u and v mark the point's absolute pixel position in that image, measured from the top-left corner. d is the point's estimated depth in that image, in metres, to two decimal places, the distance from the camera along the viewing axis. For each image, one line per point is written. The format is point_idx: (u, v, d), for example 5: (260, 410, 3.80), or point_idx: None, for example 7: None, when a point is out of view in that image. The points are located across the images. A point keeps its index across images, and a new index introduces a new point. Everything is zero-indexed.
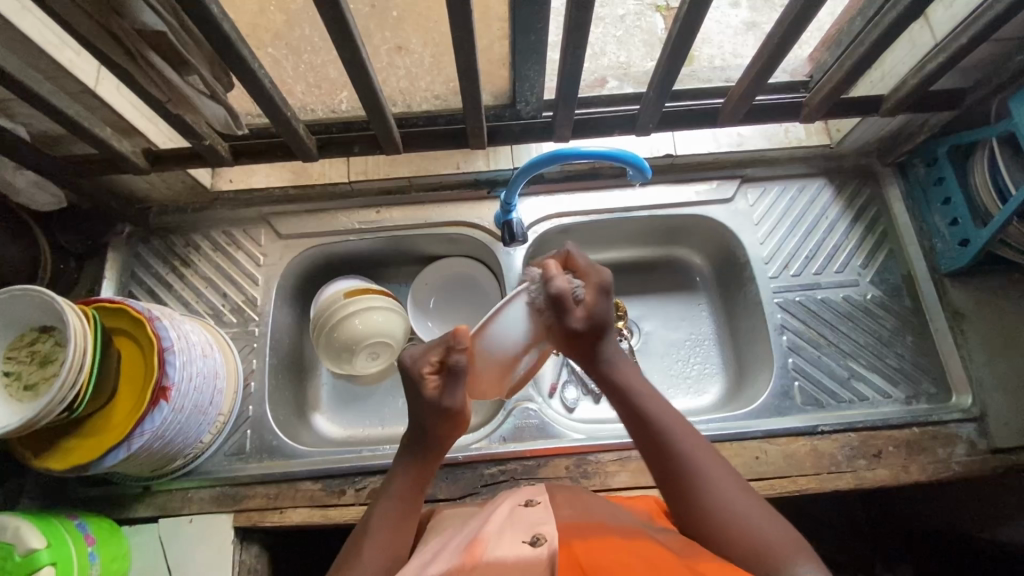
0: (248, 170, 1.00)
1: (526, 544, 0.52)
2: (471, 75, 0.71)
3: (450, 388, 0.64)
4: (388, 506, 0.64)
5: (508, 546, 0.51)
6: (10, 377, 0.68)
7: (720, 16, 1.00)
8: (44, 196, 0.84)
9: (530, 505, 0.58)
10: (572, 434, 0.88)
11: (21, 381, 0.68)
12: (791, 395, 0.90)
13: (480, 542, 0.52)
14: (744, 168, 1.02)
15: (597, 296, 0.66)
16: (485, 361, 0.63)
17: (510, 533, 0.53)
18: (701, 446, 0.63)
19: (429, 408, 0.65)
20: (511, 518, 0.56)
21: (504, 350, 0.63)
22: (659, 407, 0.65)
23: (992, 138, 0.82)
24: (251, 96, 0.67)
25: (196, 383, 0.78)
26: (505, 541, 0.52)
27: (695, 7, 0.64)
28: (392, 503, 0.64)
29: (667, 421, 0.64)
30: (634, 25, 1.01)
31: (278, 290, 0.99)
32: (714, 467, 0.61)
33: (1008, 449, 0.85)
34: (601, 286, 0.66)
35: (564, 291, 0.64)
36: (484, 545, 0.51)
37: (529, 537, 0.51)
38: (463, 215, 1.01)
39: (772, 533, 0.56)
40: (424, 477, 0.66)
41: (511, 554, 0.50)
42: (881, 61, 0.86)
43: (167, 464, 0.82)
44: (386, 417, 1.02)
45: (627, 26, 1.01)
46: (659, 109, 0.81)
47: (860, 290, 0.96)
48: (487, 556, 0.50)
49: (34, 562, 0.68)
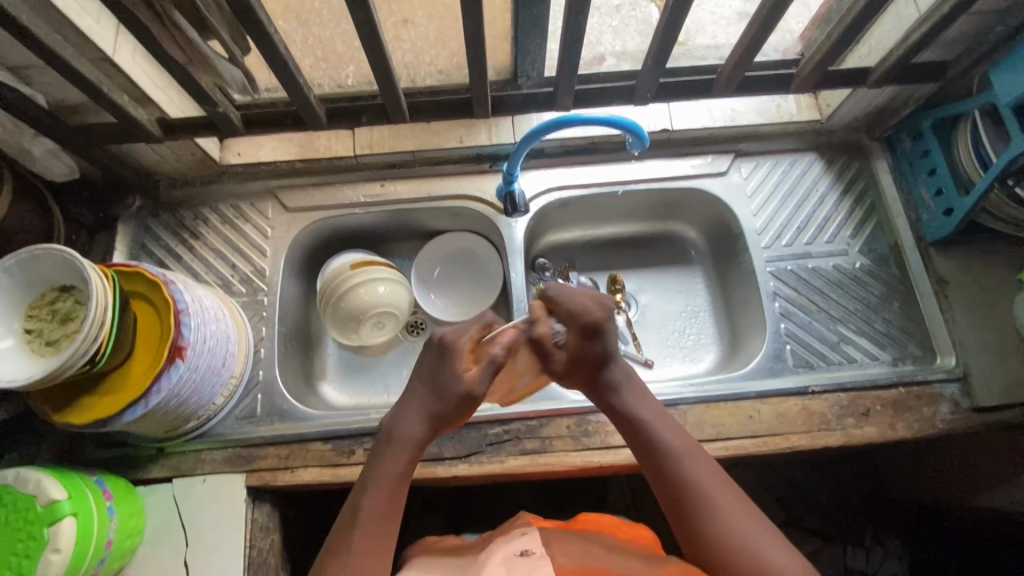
0: (256, 144, 1.02)
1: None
2: (476, 44, 0.74)
3: (483, 376, 0.70)
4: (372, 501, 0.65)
5: None
6: (32, 333, 0.71)
7: (714, 8, 1.05)
8: (59, 166, 0.87)
9: (525, 553, 0.61)
10: (572, 396, 0.91)
11: (43, 337, 0.71)
12: (783, 358, 0.94)
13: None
14: (738, 142, 1.05)
15: (583, 338, 0.71)
16: (538, 342, 0.71)
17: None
18: (710, 474, 0.66)
19: (455, 391, 0.70)
20: (508, 566, 0.59)
21: (540, 346, 0.71)
22: (669, 432, 0.69)
23: (974, 110, 0.86)
24: (265, 60, 0.69)
25: (209, 344, 0.81)
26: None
27: None
28: (378, 496, 0.66)
29: (675, 447, 0.68)
30: (628, 15, 1.05)
31: (286, 261, 1.01)
32: (721, 489, 0.65)
33: (989, 407, 0.89)
34: (586, 325, 0.71)
35: (545, 335, 0.71)
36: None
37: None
38: (466, 189, 1.04)
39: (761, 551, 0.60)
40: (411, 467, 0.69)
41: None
42: (869, 35, 0.89)
43: (181, 426, 0.84)
44: (391, 386, 1.05)
45: (622, 16, 1.05)
46: (656, 80, 0.84)
47: (850, 259, 1.00)
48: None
49: (56, 512, 0.70)
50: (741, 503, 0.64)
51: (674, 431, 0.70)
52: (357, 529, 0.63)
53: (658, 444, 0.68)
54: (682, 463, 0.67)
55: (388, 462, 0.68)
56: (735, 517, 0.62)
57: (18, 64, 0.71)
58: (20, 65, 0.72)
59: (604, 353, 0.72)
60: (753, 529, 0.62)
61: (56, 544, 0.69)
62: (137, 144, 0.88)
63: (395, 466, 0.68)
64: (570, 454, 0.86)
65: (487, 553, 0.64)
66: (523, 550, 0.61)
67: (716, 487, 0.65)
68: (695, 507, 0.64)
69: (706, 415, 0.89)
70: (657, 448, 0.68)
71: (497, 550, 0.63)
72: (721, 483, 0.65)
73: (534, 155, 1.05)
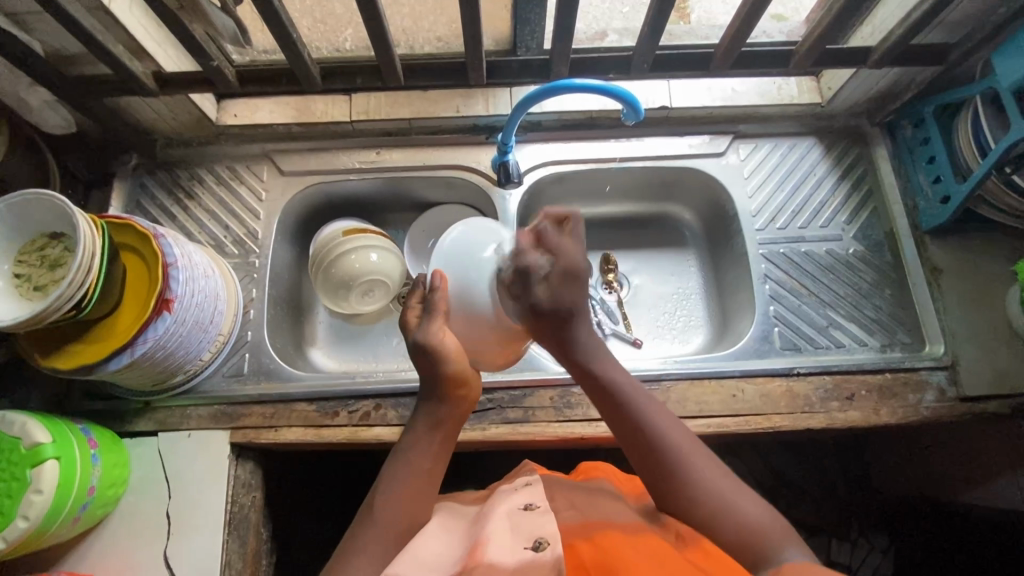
0: (253, 105, 1.01)
1: (528, 549, 0.54)
2: (471, 8, 0.73)
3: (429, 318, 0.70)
4: (401, 480, 0.66)
5: (509, 551, 0.54)
6: (20, 278, 0.72)
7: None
8: (56, 118, 0.87)
9: (530, 506, 0.60)
10: (557, 368, 0.92)
11: (30, 282, 0.71)
12: (771, 339, 0.94)
13: (481, 546, 0.55)
14: (737, 124, 1.05)
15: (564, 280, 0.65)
16: (524, 273, 0.65)
17: (511, 537, 0.56)
18: (687, 441, 0.65)
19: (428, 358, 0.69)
20: (513, 522, 0.58)
21: (524, 278, 0.65)
22: (642, 396, 0.68)
23: (975, 96, 0.85)
24: (258, 13, 0.70)
25: (198, 299, 0.81)
26: (507, 546, 0.55)
27: None
28: (413, 475, 0.66)
29: (648, 412, 0.67)
30: (639, 3, 1.04)
31: (279, 225, 1.02)
32: (691, 447, 0.65)
33: (976, 397, 0.89)
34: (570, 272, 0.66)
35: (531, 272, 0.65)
36: (485, 549, 0.55)
37: (531, 542, 0.54)
38: (461, 160, 1.03)
39: (754, 514, 0.60)
40: (452, 431, 0.71)
41: (513, 558, 0.53)
42: (872, 16, 0.88)
43: (168, 380, 0.85)
44: (380, 355, 1.05)
45: (632, 3, 1.04)
46: (653, 50, 0.83)
47: (843, 244, 0.99)
48: (487, 560, 0.53)
49: (39, 454, 0.71)
50: (712, 459, 0.64)
51: (642, 394, 0.68)
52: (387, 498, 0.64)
53: (631, 408, 0.67)
54: (656, 425, 0.66)
55: (421, 449, 0.68)
56: (706, 472, 0.63)
57: (16, 9, 0.72)
58: (18, 11, 0.72)
59: (573, 303, 0.66)
60: (729, 490, 0.62)
61: (38, 485, 0.70)
62: (133, 98, 0.88)
63: (428, 458, 0.68)
64: (551, 425, 0.87)
65: (494, 504, 0.64)
66: (527, 504, 0.61)
67: (689, 447, 0.65)
68: (669, 468, 0.63)
69: (689, 392, 0.89)
70: (630, 413, 0.67)
71: (503, 502, 0.63)
72: (692, 441, 0.65)
73: (531, 129, 1.04)
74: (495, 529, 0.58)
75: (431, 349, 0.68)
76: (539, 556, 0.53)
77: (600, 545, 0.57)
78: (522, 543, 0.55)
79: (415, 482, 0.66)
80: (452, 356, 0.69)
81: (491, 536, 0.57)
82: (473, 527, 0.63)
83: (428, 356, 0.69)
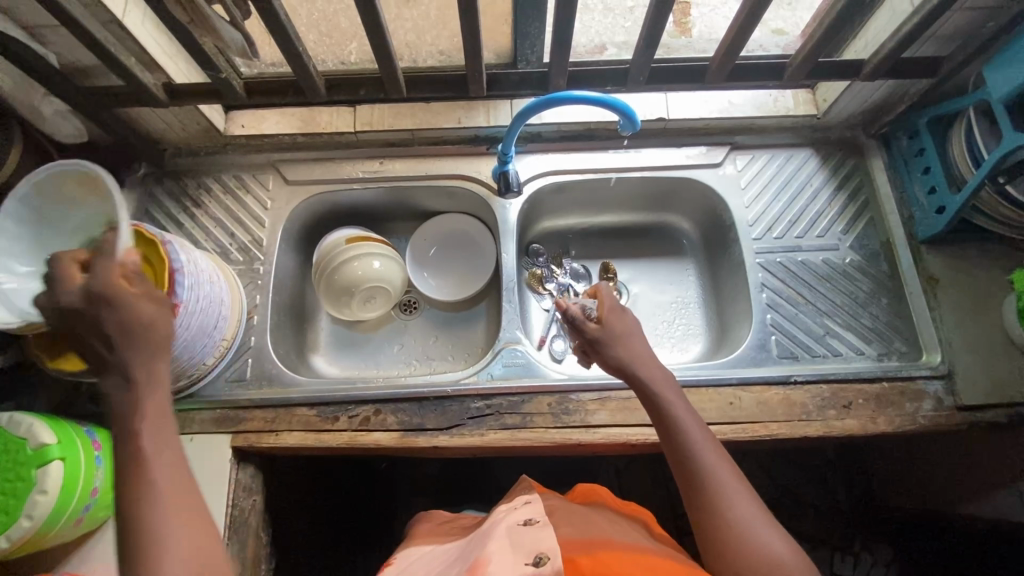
0: (260, 116, 1.04)
1: (529, 565, 0.53)
2: (471, 21, 0.75)
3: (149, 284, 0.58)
4: (164, 531, 0.50)
5: (510, 567, 0.53)
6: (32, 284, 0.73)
7: (727, 11, 1.07)
8: (69, 128, 0.89)
9: (530, 521, 0.61)
10: (554, 374, 0.93)
11: None
12: (768, 347, 0.95)
13: (483, 564, 0.55)
14: (733, 135, 1.06)
15: (611, 312, 0.76)
16: (573, 316, 0.74)
17: (513, 556, 0.55)
18: (728, 469, 0.65)
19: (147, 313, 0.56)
20: (512, 540, 0.59)
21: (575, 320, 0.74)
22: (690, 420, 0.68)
23: (968, 108, 0.86)
24: (266, 27, 0.72)
25: (202, 305, 0.83)
26: (508, 564, 0.54)
27: None
28: (180, 516, 0.51)
29: (692, 434, 0.67)
30: (641, 16, 1.06)
31: (284, 232, 1.04)
32: (728, 474, 0.65)
33: (974, 405, 0.89)
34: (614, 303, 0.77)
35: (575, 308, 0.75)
36: (487, 566, 0.54)
37: (531, 557, 0.53)
38: (462, 169, 1.06)
39: (785, 550, 0.59)
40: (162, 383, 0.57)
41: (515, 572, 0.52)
42: (865, 30, 0.90)
43: (172, 383, 0.87)
44: (381, 361, 1.07)
45: (636, 17, 1.06)
46: (648, 64, 0.85)
47: (840, 253, 1.00)
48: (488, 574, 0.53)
49: (45, 455, 0.72)
50: (748, 493, 0.64)
51: (691, 413, 0.69)
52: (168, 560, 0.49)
53: (675, 423, 0.68)
54: (702, 452, 0.66)
55: (158, 478, 0.52)
56: (740, 506, 0.62)
57: (31, 22, 0.75)
58: (33, 25, 0.75)
59: (625, 330, 0.75)
60: (762, 523, 0.61)
61: (43, 486, 0.71)
62: (143, 108, 0.91)
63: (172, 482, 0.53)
64: (549, 431, 0.87)
65: (493, 526, 0.65)
66: (526, 519, 0.62)
67: (727, 476, 0.64)
68: (703, 493, 0.64)
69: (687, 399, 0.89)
70: (677, 437, 0.67)
71: (503, 522, 0.64)
72: (735, 474, 0.65)
73: (531, 139, 1.06)
74: (496, 548, 0.58)
75: (113, 300, 0.55)
76: (540, 569, 0.52)
77: (599, 562, 0.57)
78: (523, 560, 0.55)
79: (191, 522, 0.52)
80: (148, 306, 0.56)
81: (493, 556, 0.56)
82: (474, 546, 0.63)
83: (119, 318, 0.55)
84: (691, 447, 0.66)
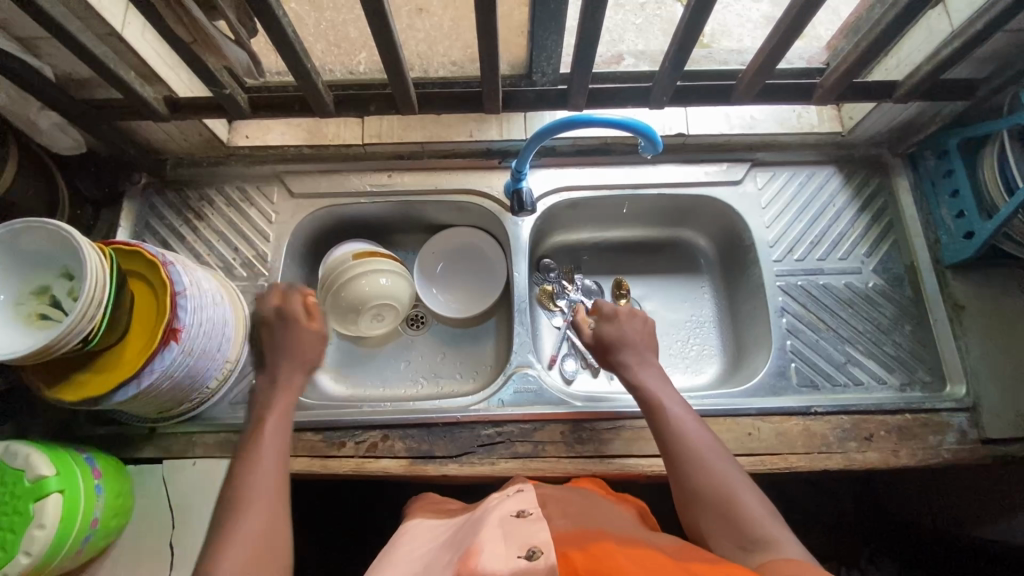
0: (265, 127, 1.01)
1: (521, 558, 0.49)
2: (488, 38, 0.71)
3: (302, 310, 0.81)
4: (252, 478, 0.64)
5: (502, 560, 0.49)
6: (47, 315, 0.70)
7: (742, 9, 1.02)
8: (66, 140, 0.86)
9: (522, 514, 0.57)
10: (568, 401, 0.90)
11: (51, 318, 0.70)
12: (787, 375, 0.92)
13: (474, 554, 0.50)
14: (755, 151, 1.03)
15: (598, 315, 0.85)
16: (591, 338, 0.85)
17: (504, 549, 0.50)
18: (706, 438, 0.70)
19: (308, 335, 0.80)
20: (506, 530, 0.55)
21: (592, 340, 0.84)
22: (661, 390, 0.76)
23: (1003, 131, 0.82)
24: (272, 44, 0.68)
25: (205, 328, 0.80)
26: (500, 556, 0.50)
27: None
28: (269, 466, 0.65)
29: (670, 404, 0.73)
30: (653, 14, 1.03)
31: (289, 247, 1.00)
32: (705, 441, 0.69)
33: (999, 439, 0.86)
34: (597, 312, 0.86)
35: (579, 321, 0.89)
36: (478, 557, 0.49)
37: (524, 550, 0.49)
38: (474, 184, 1.02)
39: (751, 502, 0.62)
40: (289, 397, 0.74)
41: (506, 565, 0.48)
42: (897, 48, 0.86)
43: (174, 407, 0.84)
44: (388, 379, 1.04)
45: (647, 14, 1.03)
46: (673, 83, 0.81)
47: (863, 278, 0.97)
48: (480, 566, 0.48)
49: (43, 488, 0.69)
50: (725, 458, 0.68)
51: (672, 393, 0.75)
52: (252, 493, 0.62)
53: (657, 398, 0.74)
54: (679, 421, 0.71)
55: (265, 450, 0.67)
56: (714, 465, 0.66)
57: (25, 34, 0.71)
58: (28, 38, 0.71)
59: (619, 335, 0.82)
60: (732, 481, 0.65)
61: (41, 519, 0.69)
62: (146, 121, 0.88)
63: (275, 448, 0.67)
64: (561, 461, 0.85)
65: (483, 515, 0.62)
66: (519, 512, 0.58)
67: (703, 443, 0.69)
68: (680, 454, 0.68)
69: None
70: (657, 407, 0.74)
71: (494, 511, 0.61)
72: (709, 442, 0.69)
73: (545, 153, 1.03)
74: (487, 538, 0.53)
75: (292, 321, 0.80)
76: (533, 564, 0.48)
77: (594, 552, 0.51)
78: (516, 553, 0.50)
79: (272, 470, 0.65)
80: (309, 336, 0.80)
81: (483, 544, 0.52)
82: (462, 537, 0.59)
83: (295, 335, 0.79)
84: (666, 414, 0.72)
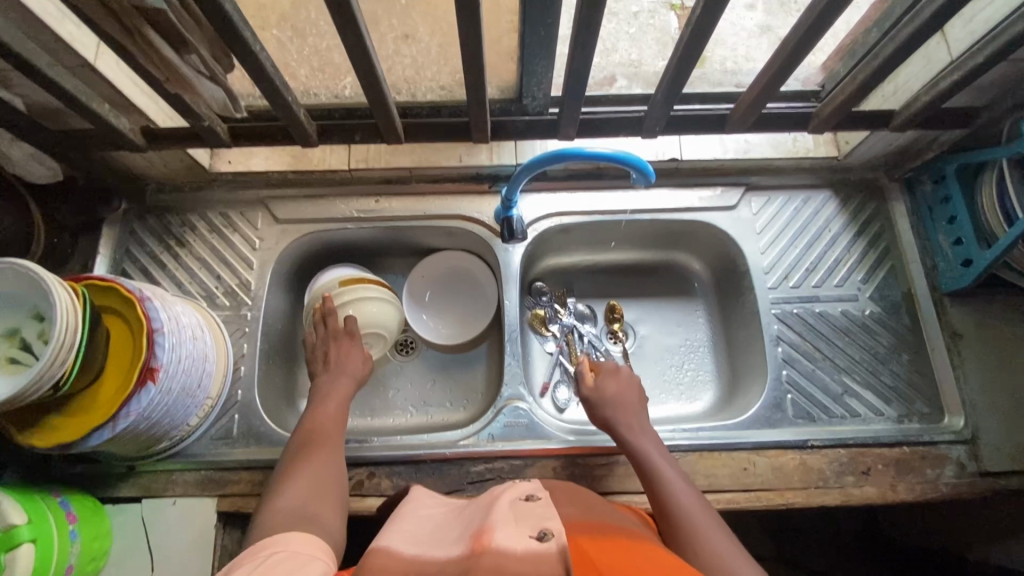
0: (247, 152, 0.98)
1: (533, 538, 0.45)
2: (475, 69, 0.69)
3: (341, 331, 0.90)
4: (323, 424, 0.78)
5: (514, 538, 0.45)
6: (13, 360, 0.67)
7: (736, 17, 0.90)
8: (41, 169, 0.83)
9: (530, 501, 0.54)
10: (560, 435, 0.88)
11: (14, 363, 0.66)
12: (783, 407, 0.90)
13: (487, 531, 0.46)
14: (750, 175, 1.01)
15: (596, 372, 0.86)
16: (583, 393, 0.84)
17: (515, 530, 0.46)
18: (703, 509, 0.67)
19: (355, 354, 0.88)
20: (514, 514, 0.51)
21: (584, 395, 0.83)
22: (650, 443, 0.76)
23: (1001, 159, 0.80)
24: (250, 78, 0.66)
25: (185, 365, 0.77)
26: (511, 535, 0.46)
27: (698, 28, 0.64)
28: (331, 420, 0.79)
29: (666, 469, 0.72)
30: (646, 23, 0.94)
31: (273, 274, 0.98)
32: (701, 511, 0.67)
33: (997, 472, 0.85)
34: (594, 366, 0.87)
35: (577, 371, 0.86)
36: (490, 534, 0.46)
37: (536, 531, 0.45)
38: (463, 209, 1.00)
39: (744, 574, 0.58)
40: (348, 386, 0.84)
41: (519, 542, 0.44)
42: (895, 75, 0.85)
43: (153, 446, 0.81)
44: (376, 409, 1.01)
45: (639, 23, 0.94)
46: (666, 112, 0.80)
47: (859, 305, 0.96)
48: (492, 543, 0.44)
49: (15, 537, 0.66)
50: (721, 530, 0.64)
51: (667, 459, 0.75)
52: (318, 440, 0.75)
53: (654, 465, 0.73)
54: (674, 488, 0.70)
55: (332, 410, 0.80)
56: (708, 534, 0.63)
57: None
58: None
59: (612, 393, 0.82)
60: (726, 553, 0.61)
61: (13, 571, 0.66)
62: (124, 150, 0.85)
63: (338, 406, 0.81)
64: None
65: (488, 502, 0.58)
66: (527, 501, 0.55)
67: (699, 513, 0.66)
68: (674, 523, 0.66)
69: (698, 465, 0.85)
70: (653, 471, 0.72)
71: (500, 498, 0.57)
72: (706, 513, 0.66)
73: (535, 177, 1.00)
74: (497, 519, 0.49)
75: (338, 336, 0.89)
76: (544, 543, 0.43)
77: (605, 546, 0.47)
78: (527, 534, 0.46)
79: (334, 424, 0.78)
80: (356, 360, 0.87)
81: (495, 525, 0.48)
82: (467, 518, 0.56)
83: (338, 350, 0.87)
84: (663, 480, 0.71)
